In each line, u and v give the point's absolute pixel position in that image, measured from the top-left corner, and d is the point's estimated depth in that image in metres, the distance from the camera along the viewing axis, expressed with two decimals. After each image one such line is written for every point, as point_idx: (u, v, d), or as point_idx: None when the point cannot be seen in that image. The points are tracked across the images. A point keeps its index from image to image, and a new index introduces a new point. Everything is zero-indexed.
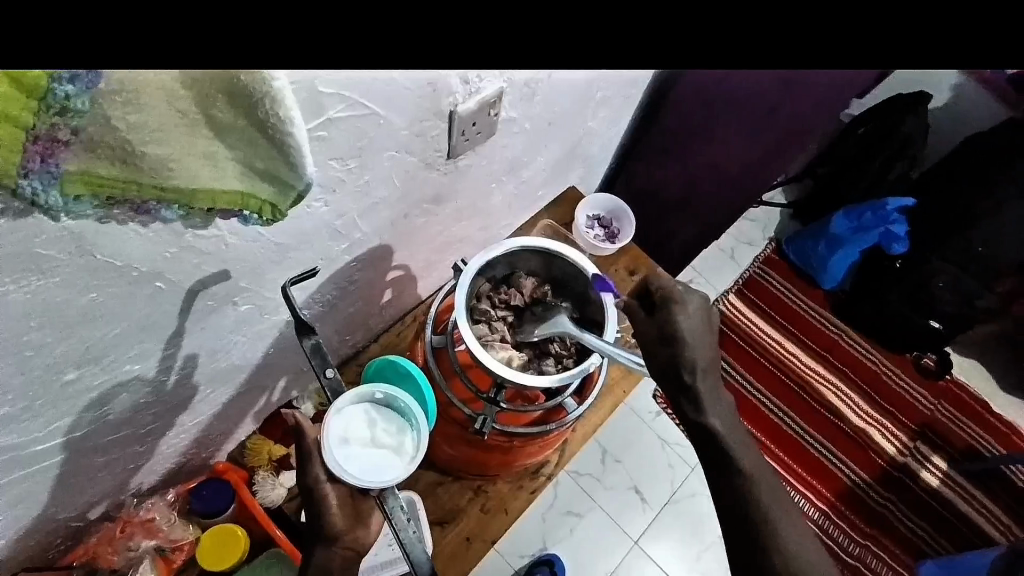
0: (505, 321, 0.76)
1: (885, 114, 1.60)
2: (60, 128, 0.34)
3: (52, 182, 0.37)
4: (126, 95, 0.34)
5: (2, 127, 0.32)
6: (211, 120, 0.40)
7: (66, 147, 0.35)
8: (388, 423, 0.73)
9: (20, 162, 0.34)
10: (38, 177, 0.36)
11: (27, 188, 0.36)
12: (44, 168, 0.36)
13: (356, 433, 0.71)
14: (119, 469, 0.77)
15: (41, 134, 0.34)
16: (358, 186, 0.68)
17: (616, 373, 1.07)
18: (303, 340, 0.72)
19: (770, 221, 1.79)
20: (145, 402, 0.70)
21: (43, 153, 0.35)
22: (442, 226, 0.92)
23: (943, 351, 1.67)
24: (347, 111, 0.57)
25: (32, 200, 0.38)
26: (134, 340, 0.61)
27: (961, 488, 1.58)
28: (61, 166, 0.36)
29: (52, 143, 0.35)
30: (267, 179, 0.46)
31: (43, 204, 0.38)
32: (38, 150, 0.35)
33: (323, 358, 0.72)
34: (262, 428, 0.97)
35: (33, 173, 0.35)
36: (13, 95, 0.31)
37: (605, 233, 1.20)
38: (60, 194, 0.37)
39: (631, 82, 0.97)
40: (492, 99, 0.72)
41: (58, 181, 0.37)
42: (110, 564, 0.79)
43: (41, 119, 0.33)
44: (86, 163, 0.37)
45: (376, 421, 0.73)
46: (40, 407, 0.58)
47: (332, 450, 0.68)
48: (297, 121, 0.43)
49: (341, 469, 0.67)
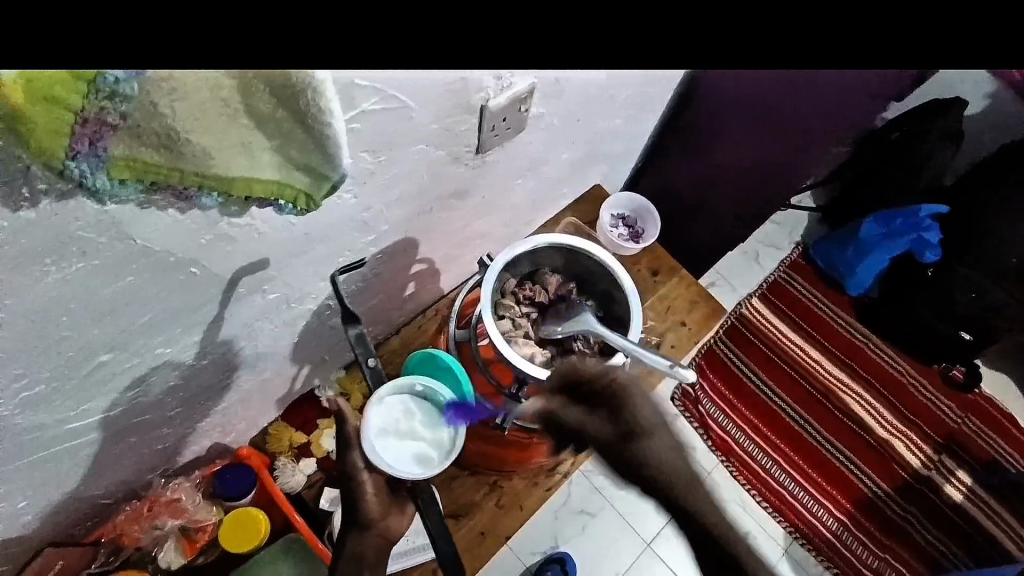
0: (529, 317, 0.76)
1: (919, 118, 1.55)
2: (108, 112, 0.35)
3: (98, 166, 0.37)
4: (173, 82, 0.35)
5: (53, 109, 0.33)
6: (252, 109, 0.40)
7: (112, 131, 0.36)
8: (425, 416, 0.74)
9: (68, 144, 0.35)
10: (84, 160, 0.36)
11: (74, 170, 0.37)
12: (91, 152, 0.36)
13: (395, 423, 0.73)
14: (146, 450, 0.78)
15: (89, 118, 0.34)
16: (386, 178, 0.69)
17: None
18: (350, 328, 0.75)
19: (795, 226, 1.76)
20: (173, 386, 0.71)
21: (91, 137, 0.35)
22: (466, 220, 0.92)
23: (972, 363, 1.63)
24: (379, 104, 0.57)
25: (77, 182, 0.38)
26: (166, 325, 0.62)
27: (987, 505, 1.54)
28: (107, 150, 0.37)
29: (99, 127, 0.35)
30: (303, 169, 0.46)
31: (88, 187, 0.39)
32: (85, 133, 0.35)
33: (366, 348, 0.76)
34: (284, 415, 0.99)
35: (81, 157, 0.36)
36: (64, 77, 0.31)
37: (628, 232, 1.19)
38: (105, 178, 0.38)
39: (660, 81, 0.95)
40: (523, 95, 0.72)
41: (103, 165, 0.37)
42: (134, 542, 0.81)
43: (90, 103, 0.34)
44: (131, 149, 0.37)
45: (416, 412, 0.74)
46: (74, 387, 0.60)
47: (370, 438, 0.72)
48: (335, 113, 0.43)
49: (376, 457, 0.71)
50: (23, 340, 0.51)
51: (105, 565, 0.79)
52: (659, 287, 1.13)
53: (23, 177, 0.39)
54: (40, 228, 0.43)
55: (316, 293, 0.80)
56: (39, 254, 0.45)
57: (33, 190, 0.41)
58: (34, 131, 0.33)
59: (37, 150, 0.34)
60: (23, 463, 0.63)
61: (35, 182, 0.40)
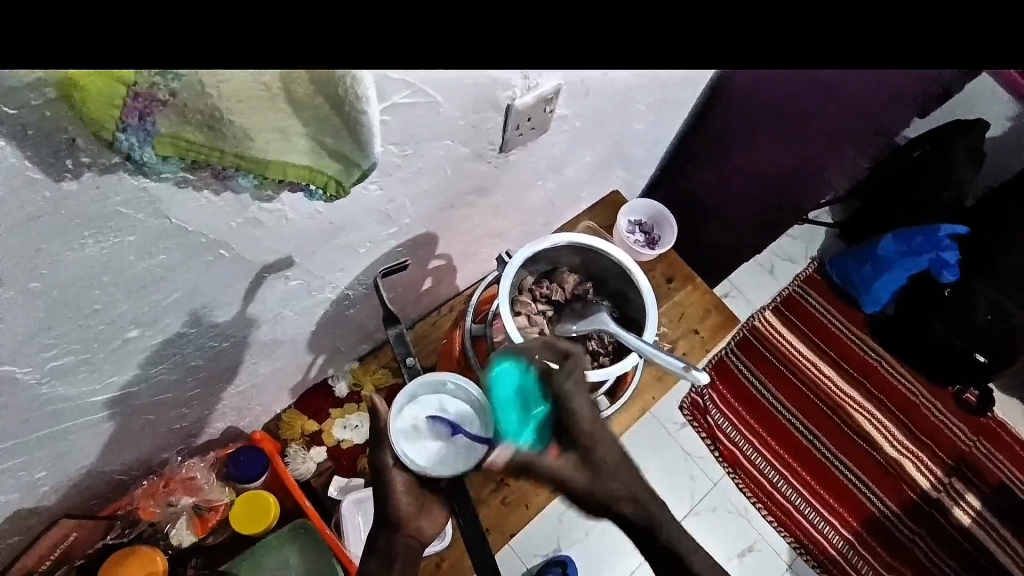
0: (544, 314, 0.77)
1: (941, 138, 1.52)
2: (158, 89, 0.36)
3: (145, 139, 0.39)
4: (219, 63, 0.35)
5: (108, 84, 0.34)
6: (291, 94, 0.41)
7: (160, 105, 0.37)
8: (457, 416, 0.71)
9: (118, 115, 0.37)
10: (133, 132, 0.38)
11: (123, 143, 0.39)
12: (139, 123, 0.38)
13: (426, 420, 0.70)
14: (163, 429, 0.80)
15: (140, 92, 0.36)
16: (411, 172, 0.70)
17: (646, 378, 1.06)
18: (390, 328, 0.78)
19: (812, 240, 1.75)
20: (194, 366, 0.73)
21: (140, 111, 0.37)
22: (485, 218, 0.93)
23: (986, 387, 1.61)
24: (408, 98, 0.58)
25: (125, 155, 0.40)
26: (192, 306, 0.64)
27: (995, 530, 1.52)
28: (155, 126, 0.39)
29: (149, 101, 0.37)
30: (335, 156, 0.48)
31: (135, 159, 0.40)
32: (135, 106, 0.37)
33: (406, 348, 0.77)
34: (298, 403, 1.03)
35: (129, 127, 0.38)
36: None
37: (644, 238, 1.20)
38: (150, 151, 0.40)
39: (682, 87, 0.96)
40: (549, 95, 0.73)
41: (150, 138, 0.39)
42: (150, 516, 0.83)
43: (141, 79, 0.35)
44: (177, 125, 0.39)
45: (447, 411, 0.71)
46: (99, 360, 0.61)
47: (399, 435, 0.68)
48: (371, 102, 0.44)
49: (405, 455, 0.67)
50: (55, 311, 0.52)
51: (121, 538, 0.81)
52: (673, 294, 1.13)
53: (68, 148, 0.41)
54: (81, 202, 0.45)
55: (335, 283, 0.81)
56: (77, 227, 0.47)
57: (78, 162, 0.42)
58: (89, 102, 0.35)
59: (89, 118, 0.36)
60: (45, 433, 0.65)
61: (80, 155, 0.42)
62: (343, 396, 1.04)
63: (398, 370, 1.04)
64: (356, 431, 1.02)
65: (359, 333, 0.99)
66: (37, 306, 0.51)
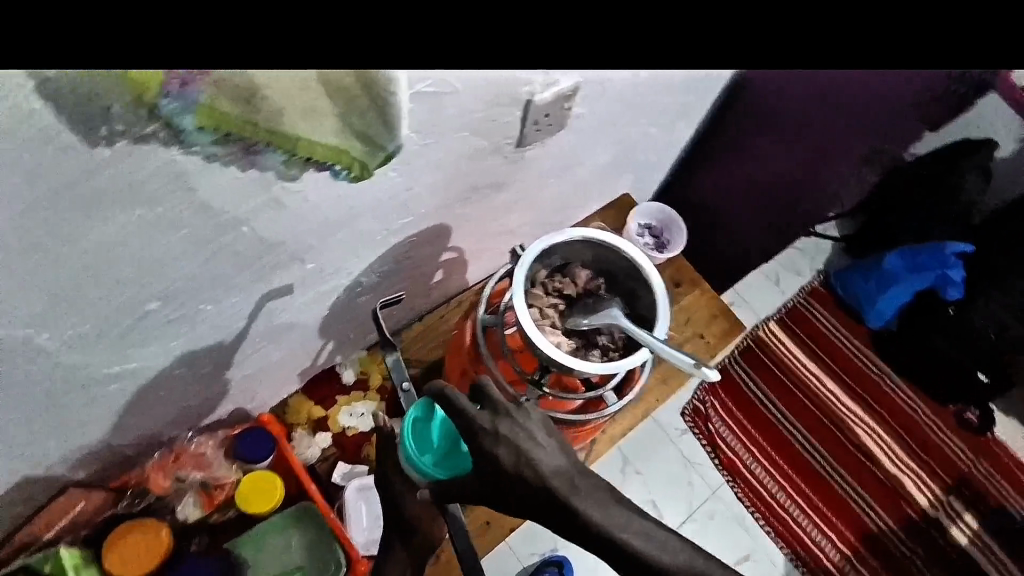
0: (556, 308, 0.77)
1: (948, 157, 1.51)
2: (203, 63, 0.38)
3: (185, 107, 0.42)
4: None
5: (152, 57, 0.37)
6: (323, 82, 0.43)
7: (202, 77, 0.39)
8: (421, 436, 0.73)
9: (162, 84, 0.40)
10: (174, 99, 0.41)
11: (166, 109, 0.42)
12: (181, 93, 0.41)
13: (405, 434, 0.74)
14: (173, 406, 0.81)
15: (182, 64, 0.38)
16: (430, 161, 0.71)
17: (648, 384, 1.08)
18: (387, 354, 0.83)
19: (819, 253, 1.74)
20: (208, 344, 0.74)
21: (181, 82, 0.40)
22: (499, 214, 0.95)
23: (988, 408, 1.61)
24: (431, 86, 0.59)
25: (167, 120, 0.44)
26: (211, 283, 0.65)
27: (992, 551, 1.51)
28: (194, 98, 0.41)
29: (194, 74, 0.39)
30: (362, 140, 0.51)
31: (174, 123, 0.43)
32: (179, 77, 0.39)
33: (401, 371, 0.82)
34: (304, 389, 1.04)
35: (172, 95, 0.41)
36: None
37: (654, 242, 1.21)
38: (190, 119, 0.43)
39: (698, 90, 0.97)
40: (568, 93, 0.74)
41: (189, 107, 0.42)
42: (159, 490, 0.83)
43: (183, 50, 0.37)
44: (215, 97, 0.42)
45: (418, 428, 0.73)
46: (117, 331, 0.62)
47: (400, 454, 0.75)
48: (399, 86, 0.47)
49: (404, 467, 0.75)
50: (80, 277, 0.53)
51: (131, 508, 0.82)
52: (679, 298, 1.14)
53: (106, 115, 0.42)
54: (113, 169, 0.46)
55: (349, 270, 0.82)
56: (108, 195, 0.48)
57: (113, 130, 0.43)
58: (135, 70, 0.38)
59: (137, 82, 0.39)
60: (60, 402, 0.66)
61: (115, 122, 0.43)
62: (350, 384, 1.06)
63: (406, 362, 1.05)
64: (362, 419, 1.04)
65: (369, 322, 1.00)
66: (65, 272, 0.53)
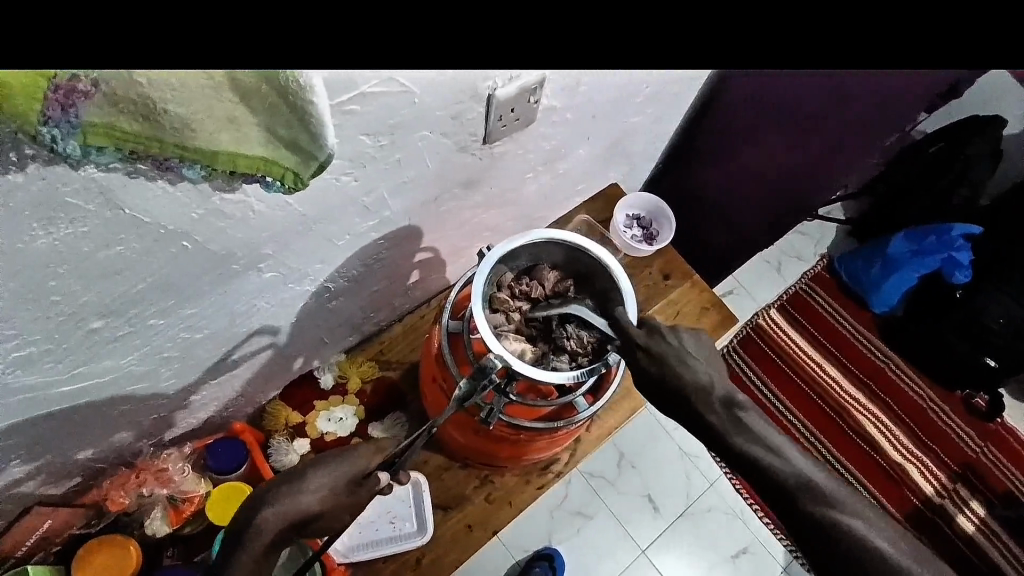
0: (522, 311, 0.79)
1: (956, 136, 1.49)
2: (83, 82, 0.36)
3: (69, 131, 0.40)
4: (174, 78, 0.37)
5: (28, 91, 0.35)
6: (239, 87, 0.41)
7: (86, 97, 0.38)
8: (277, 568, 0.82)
9: (42, 109, 0.37)
10: (57, 124, 0.39)
11: (47, 135, 0.39)
12: (64, 117, 0.39)
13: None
14: (140, 418, 0.80)
15: (62, 87, 0.36)
16: (390, 162, 0.68)
17: (618, 394, 1.03)
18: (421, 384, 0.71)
19: (823, 237, 1.68)
20: (166, 358, 0.72)
21: (64, 105, 0.38)
22: (477, 211, 0.91)
23: (996, 392, 1.54)
24: (378, 88, 0.54)
25: (53, 148, 0.41)
26: (159, 298, 0.62)
27: (999, 539, 1.45)
28: (80, 116, 0.39)
29: (71, 94, 0.37)
30: (290, 147, 0.49)
31: (63, 152, 0.41)
32: (59, 100, 0.37)
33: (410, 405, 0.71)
34: (282, 395, 0.99)
35: (55, 122, 0.39)
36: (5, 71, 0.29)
37: (642, 234, 1.13)
38: (76, 142, 0.41)
39: (684, 82, 0.91)
40: (534, 86, 0.69)
41: (76, 130, 0.40)
42: (120, 506, 0.84)
43: (64, 77, 0.35)
44: (150, 131, 0.42)
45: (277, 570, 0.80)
46: (63, 352, 0.61)
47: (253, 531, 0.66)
48: (319, 93, 0.45)
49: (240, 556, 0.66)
50: (13, 291, 0.51)
51: (89, 527, 0.83)
52: (669, 291, 1.07)
53: (9, 141, 0.40)
54: (25, 193, 0.44)
55: (314, 276, 0.79)
56: (26, 218, 0.46)
57: (19, 157, 0.42)
58: (13, 99, 0.35)
59: (13, 114, 0.37)
60: (12, 422, 0.65)
61: (23, 146, 0.41)
62: (329, 389, 1.00)
63: (385, 364, 0.99)
64: (341, 425, 0.97)
65: (345, 325, 0.96)
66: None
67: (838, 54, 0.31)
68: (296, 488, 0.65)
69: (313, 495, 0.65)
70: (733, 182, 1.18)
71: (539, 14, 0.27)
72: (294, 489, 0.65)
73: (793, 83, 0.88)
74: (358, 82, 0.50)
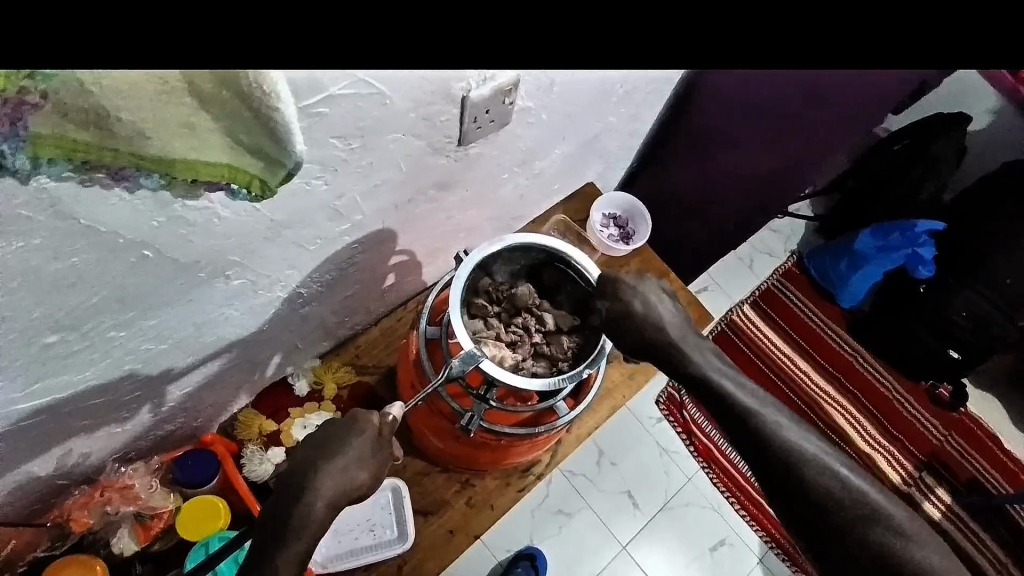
0: (500, 317, 0.80)
1: (922, 133, 1.53)
2: (30, 94, 0.34)
3: (18, 145, 0.38)
4: (125, 86, 0.35)
5: None
6: (196, 93, 0.39)
7: (34, 108, 0.36)
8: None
9: None
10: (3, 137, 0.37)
11: None
12: (8, 129, 0.37)
13: None
14: (102, 432, 0.77)
15: (7, 98, 0.34)
16: (361, 166, 0.66)
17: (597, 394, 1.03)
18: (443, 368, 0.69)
19: (792, 234, 1.73)
20: (131, 369, 0.69)
21: (10, 117, 0.36)
22: (450, 213, 0.89)
23: (959, 383, 1.59)
24: (346, 90, 0.53)
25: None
26: (118, 309, 0.60)
27: (963, 524, 1.49)
28: (27, 129, 0.37)
29: (17, 105, 0.35)
30: (254, 153, 0.47)
31: (11, 166, 0.39)
32: (3, 111, 0.35)
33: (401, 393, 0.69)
34: (255, 403, 0.96)
35: (1, 136, 0.37)
36: None
37: (619, 233, 1.12)
38: (26, 155, 0.39)
39: (657, 81, 0.90)
40: (508, 87, 0.68)
41: (24, 143, 0.38)
42: (84, 526, 0.81)
43: (8, 88, 0.33)
44: (103, 140, 0.40)
45: None
46: (17, 368, 0.58)
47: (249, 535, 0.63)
48: (285, 100, 0.43)
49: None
50: None
51: (53, 550, 0.80)
52: None
53: None
54: None
55: (285, 282, 0.77)
56: None
57: None
58: None
59: None
60: None
61: None
62: (304, 396, 0.97)
63: (362, 369, 0.98)
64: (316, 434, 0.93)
65: (319, 331, 0.94)
66: None
67: (820, 53, 0.30)
68: (331, 465, 0.62)
69: (358, 465, 0.64)
70: (706, 180, 1.18)
71: (520, 14, 0.26)
72: (329, 468, 0.62)
73: (766, 84, 0.89)
74: (328, 84, 0.49)
